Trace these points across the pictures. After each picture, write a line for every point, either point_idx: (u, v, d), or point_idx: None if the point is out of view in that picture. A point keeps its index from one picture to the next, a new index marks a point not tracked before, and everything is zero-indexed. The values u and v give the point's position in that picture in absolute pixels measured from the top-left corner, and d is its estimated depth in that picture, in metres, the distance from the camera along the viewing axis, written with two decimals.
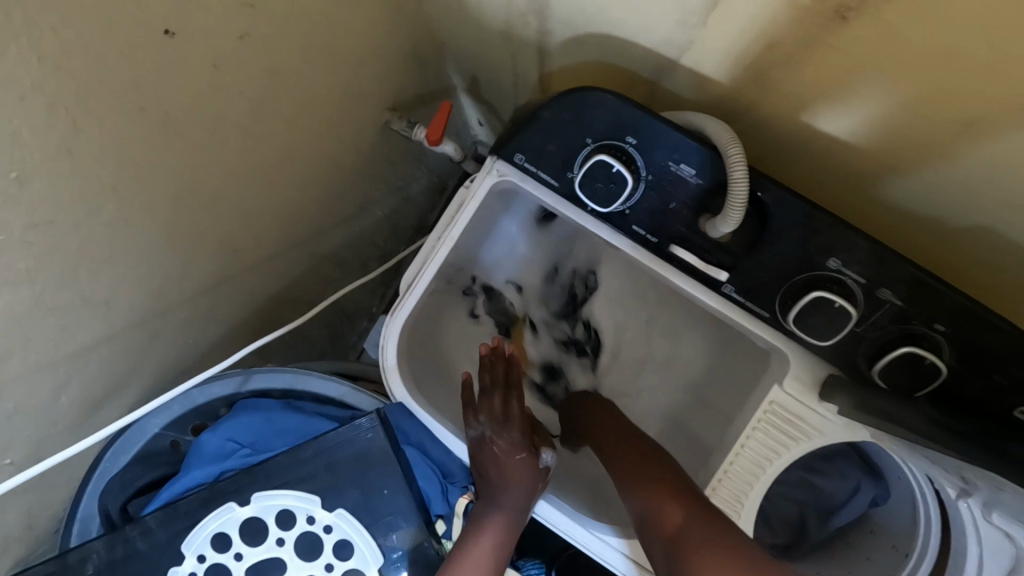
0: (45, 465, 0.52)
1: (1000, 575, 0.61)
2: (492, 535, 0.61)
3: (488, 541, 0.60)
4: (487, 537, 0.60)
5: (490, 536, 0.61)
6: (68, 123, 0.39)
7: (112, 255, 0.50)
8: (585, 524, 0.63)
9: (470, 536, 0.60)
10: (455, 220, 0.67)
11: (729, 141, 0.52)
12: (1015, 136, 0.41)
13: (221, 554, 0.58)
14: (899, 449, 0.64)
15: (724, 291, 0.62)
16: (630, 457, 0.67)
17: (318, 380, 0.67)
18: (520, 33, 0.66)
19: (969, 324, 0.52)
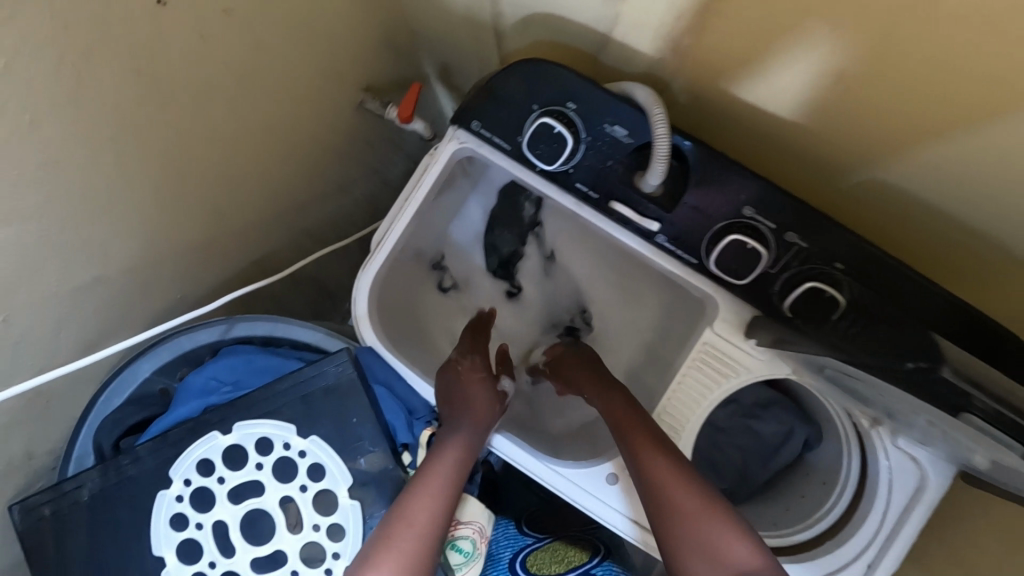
0: (43, 380, 0.59)
1: (908, 495, 0.70)
2: (455, 456, 0.67)
3: (449, 459, 0.66)
4: (449, 457, 0.66)
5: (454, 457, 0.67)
6: (73, 76, 0.46)
7: (110, 203, 0.56)
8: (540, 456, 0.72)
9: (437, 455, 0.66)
10: (421, 183, 0.74)
11: (653, 103, 0.60)
12: (875, 87, 0.49)
13: (205, 478, 0.64)
14: (818, 385, 0.71)
15: (656, 241, 0.69)
16: (610, 414, 0.73)
17: (296, 327, 0.74)
18: (479, 16, 0.74)
19: (860, 259, 0.61)
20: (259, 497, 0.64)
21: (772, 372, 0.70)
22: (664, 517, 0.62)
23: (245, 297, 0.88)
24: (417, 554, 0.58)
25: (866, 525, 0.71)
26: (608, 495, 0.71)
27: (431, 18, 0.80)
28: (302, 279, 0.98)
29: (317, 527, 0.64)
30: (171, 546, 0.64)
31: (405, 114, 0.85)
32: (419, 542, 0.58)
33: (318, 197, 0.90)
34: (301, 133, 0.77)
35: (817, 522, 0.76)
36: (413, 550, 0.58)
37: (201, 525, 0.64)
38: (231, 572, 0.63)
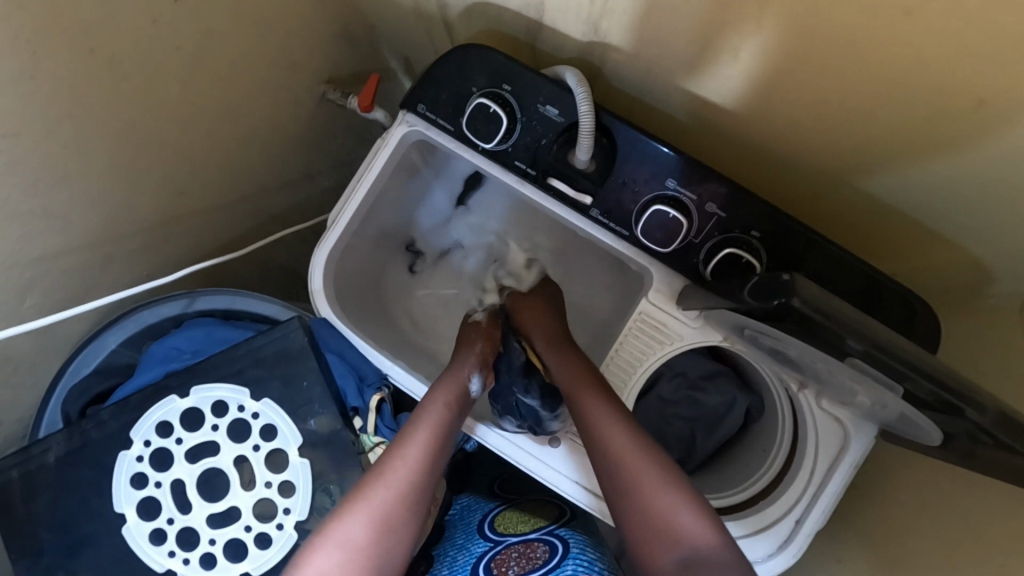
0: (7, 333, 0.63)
1: (833, 455, 0.73)
2: (441, 415, 0.72)
3: (437, 420, 0.71)
4: (436, 416, 0.71)
5: (439, 416, 0.72)
6: (29, 53, 0.50)
7: (69, 176, 0.61)
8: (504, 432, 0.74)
9: (422, 415, 0.71)
10: (373, 162, 0.78)
11: (579, 84, 0.66)
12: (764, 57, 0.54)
13: (164, 439, 0.70)
14: (750, 352, 0.75)
15: (591, 215, 0.74)
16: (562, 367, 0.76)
17: (254, 300, 0.81)
18: (428, 9, 0.78)
19: (773, 228, 0.68)
20: (214, 457, 0.70)
21: (704, 339, 0.74)
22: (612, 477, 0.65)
23: (213, 279, 0.93)
24: (393, 506, 0.64)
25: (794, 484, 0.74)
26: (552, 459, 0.73)
27: (384, 12, 0.84)
28: (273, 264, 1.03)
29: (270, 484, 0.70)
30: (130, 504, 0.68)
31: (365, 103, 0.85)
32: (397, 499, 0.64)
33: (281, 182, 0.94)
34: (259, 119, 0.81)
35: (753, 483, 0.79)
36: (389, 506, 0.63)
37: (159, 483, 0.69)
38: (187, 528, 0.68)
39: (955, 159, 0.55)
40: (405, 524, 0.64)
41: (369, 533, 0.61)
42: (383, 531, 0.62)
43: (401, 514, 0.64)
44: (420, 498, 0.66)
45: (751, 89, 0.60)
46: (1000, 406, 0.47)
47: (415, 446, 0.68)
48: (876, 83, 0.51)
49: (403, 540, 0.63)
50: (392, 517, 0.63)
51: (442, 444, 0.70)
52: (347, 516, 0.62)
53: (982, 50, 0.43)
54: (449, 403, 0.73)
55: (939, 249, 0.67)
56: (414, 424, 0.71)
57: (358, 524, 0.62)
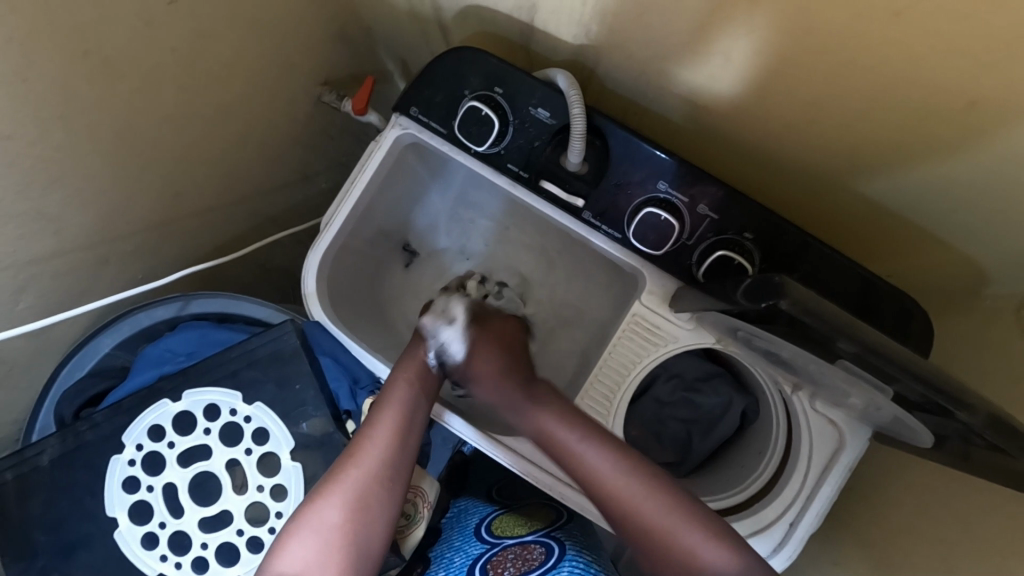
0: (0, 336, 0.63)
1: (828, 459, 0.73)
2: (405, 393, 0.72)
3: (402, 401, 0.71)
4: (399, 395, 0.71)
5: (402, 398, 0.72)
6: (22, 56, 0.50)
7: (63, 178, 0.61)
8: (489, 431, 0.73)
9: (387, 397, 0.72)
10: (366, 165, 0.78)
11: (571, 86, 0.66)
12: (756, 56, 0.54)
13: (156, 443, 0.70)
14: (744, 354, 0.74)
15: (584, 217, 0.74)
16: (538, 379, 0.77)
17: (247, 303, 0.80)
18: (422, 11, 0.78)
19: (766, 229, 0.68)
20: (207, 461, 0.70)
21: (698, 341, 0.74)
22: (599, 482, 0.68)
23: (208, 281, 0.93)
24: (365, 491, 0.66)
25: (788, 487, 0.74)
26: (541, 461, 0.73)
27: (379, 15, 0.84)
28: (268, 267, 1.03)
29: (261, 487, 0.70)
30: (123, 507, 0.68)
31: (359, 106, 0.85)
32: (367, 487, 0.66)
33: (277, 184, 0.94)
34: (255, 122, 0.81)
35: (748, 486, 0.79)
36: (359, 493, 0.66)
37: (151, 487, 0.69)
38: (179, 532, 0.68)
39: (947, 159, 0.55)
40: (379, 507, 0.66)
41: (343, 520, 0.65)
42: (356, 517, 0.65)
43: (374, 500, 0.66)
44: (391, 481, 0.68)
45: (744, 90, 0.60)
46: (990, 407, 0.46)
47: (380, 432, 0.70)
48: (868, 83, 0.51)
49: (377, 523, 0.66)
50: (365, 501, 0.66)
51: (408, 425, 0.71)
52: (321, 504, 0.65)
53: (974, 50, 0.43)
54: (413, 382, 0.73)
55: (934, 250, 0.66)
56: (381, 405, 0.71)
57: (332, 511, 0.65)
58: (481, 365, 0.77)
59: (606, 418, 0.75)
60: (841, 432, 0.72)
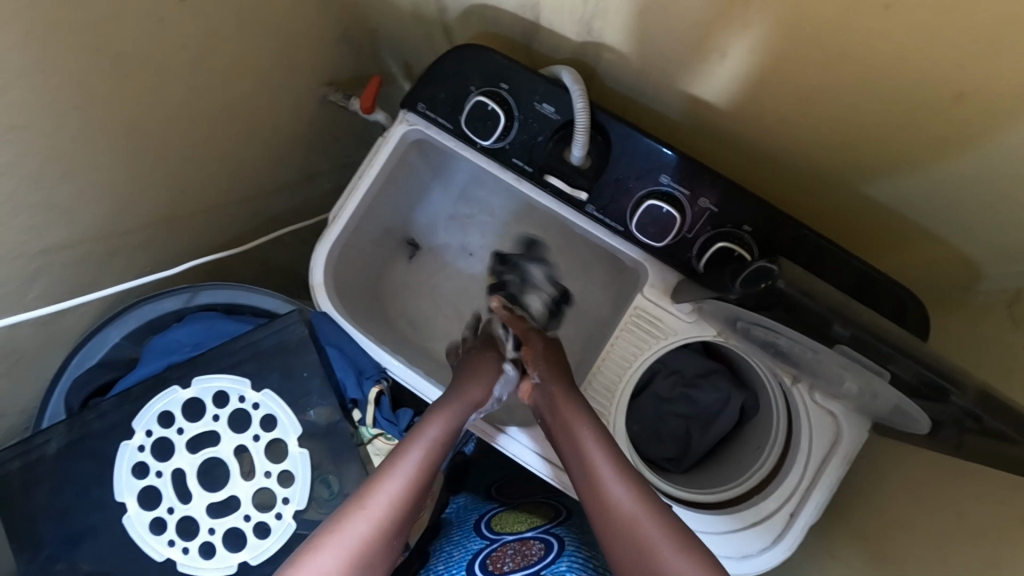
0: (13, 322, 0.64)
1: (827, 450, 0.74)
2: (433, 441, 0.66)
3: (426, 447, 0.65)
4: (427, 440, 0.65)
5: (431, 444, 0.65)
6: (41, 47, 0.52)
7: (76, 170, 0.63)
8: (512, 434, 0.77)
9: (412, 441, 0.65)
10: (374, 159, 0.80)
11: (575, 82, 0.68)
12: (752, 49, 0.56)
13: (166, 429, 0.71)
14: (744, 347, 0.76)
15: (586, 211, 0.75)
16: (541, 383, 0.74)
17: (254, 295, 0.82)
18: (427, 13, 0.80)
19: (765, 223, 0.70)
20: (214, 446, 0.71)
21: (698, 334, 0.76)
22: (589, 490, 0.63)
23: (213, 276, 0.94)
24: (370, 543, 0.57)
25: (789, 478, 0.75)
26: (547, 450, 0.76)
27: (384, 19, 0.87)
28: (272, 263, 1.04)
29: (269, 474, 0.71)
30: (132, 493, 0.69)
31: (366, 104, 0.87)
32: (373, 535, 0.57)
33: (283, 183, 0.96)
34: (262, 120, 0.83)
35: (748, 478, 0.80)
36: (363, 543, 0.56)
37: (160, 473, 0.70)
38: (187, 517, 0.69)
39: (937, 153, 0.57)
40: (381, 563, 0.57)
41: (343, 574, 0.54)
42: (358, 571, 0.55)
43: (381, 555, 0.57)
44: (401, 530, 0.59)
45: (740, 88, 0.62)
46: (982, 385, 0.48)
47: (400, 475, 0.62)
48: (860, 78, 0.53)
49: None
50: (371, 553, 0.56)
51: (429, 475, 0.64)
52: (316, 548, 0.55)
53: (963, 44, 0.45)
54: (445, 433, 0.67)
55: (930, 246, 0.69)
56: (402, 450, 0.64)
57: (333, 559, 0.55)
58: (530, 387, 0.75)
59: (608, 408, 0.77)
60: (836, 422, 0.73)
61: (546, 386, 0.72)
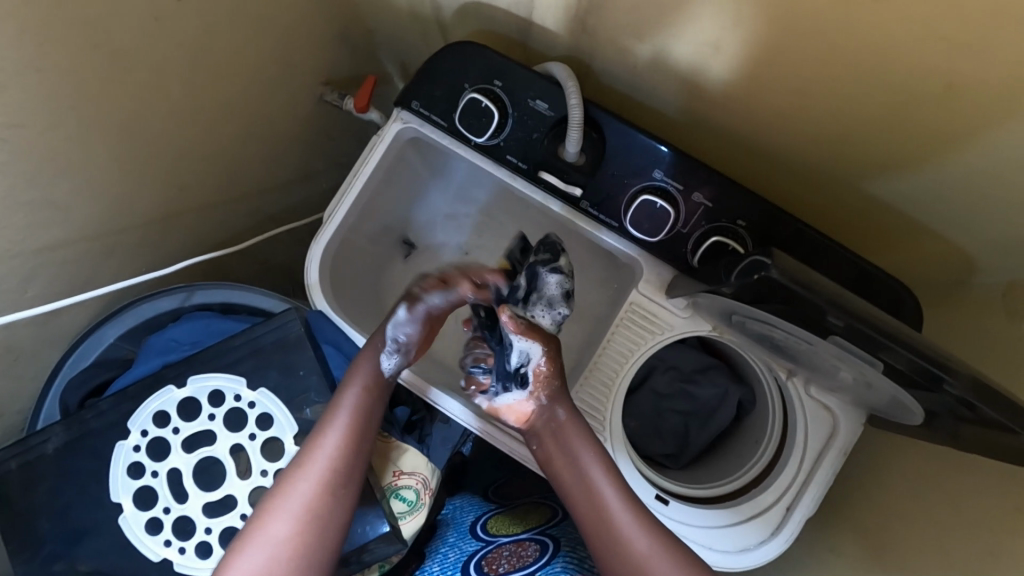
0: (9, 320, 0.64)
1: (823, 444, 0.74)
2: (355, 397, 0.71)
3: (352, 404, 0.70)
4: (351, 397, 0.71)
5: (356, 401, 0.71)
6: (38, 45, 0.52)
7: (73, 168, 0.63)
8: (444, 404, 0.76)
9: (338, 401, 0.70)
10: (368, 158, 0.80)
11: (568, 78, 0.69)
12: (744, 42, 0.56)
13: (161, 429, 0.71)
14: (740, 341, 0.76)
15: (581, 207, 0.75)
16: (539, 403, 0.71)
17: (250, 294, 0.82)
18: (423, 11, 0.80)
19: (759, 217, 0.70)
20: (210, 446, 0.71)
21: (694, 329, 0.76)
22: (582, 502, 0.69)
23: (210, 276, 0.94)
24: (313, 500, 0.66)
25: (786, 472, 0.75)
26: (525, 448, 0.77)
27: (381, 18, 0.87)
28: (269, 264, 1.04)
29: (265, 472, 0.70)
30: (127, 493, 0.69)
31: (361, 103, 0.87)
32: (315, 494, 0.66)
33: (279, 182, 0.96)
34: (258, 119, 0.83)
35: (746, 473, 0.80)
36: (308, 502, 0.65)
37: (156, 473, 0.70)
38: (183, 517, 0.69)
39: (929, 145, 0.57)
40: (331, 514, 0.66)
41: (297, 529, 0.64)
42: (308, 525, 0.65)
43: (326, 508, 0.66)
44: (345, 482, 0.68)
45: (734, 82, 0.62)
46: (975, 372, 0.48)
47: (332, 436, 0.68)
48: (853, 70, 0.53)
49: (328, 529, 0.66)
50: (313, 509, 0.65)
51: (360, 430, 0.70)
52: (271, 514, 0.65)
53: (952, 34, 0.45)
54: (368, 386, 0.72)
55: (926, 238, 0.69)
56: (331, 408, 0.70)
57: (283, 521, 0.65)
58: (531, 410, 0.71)
59: (605, 403, 0.76)
60: (832, 416, 0.73)
61: (555, 413, 0.71)
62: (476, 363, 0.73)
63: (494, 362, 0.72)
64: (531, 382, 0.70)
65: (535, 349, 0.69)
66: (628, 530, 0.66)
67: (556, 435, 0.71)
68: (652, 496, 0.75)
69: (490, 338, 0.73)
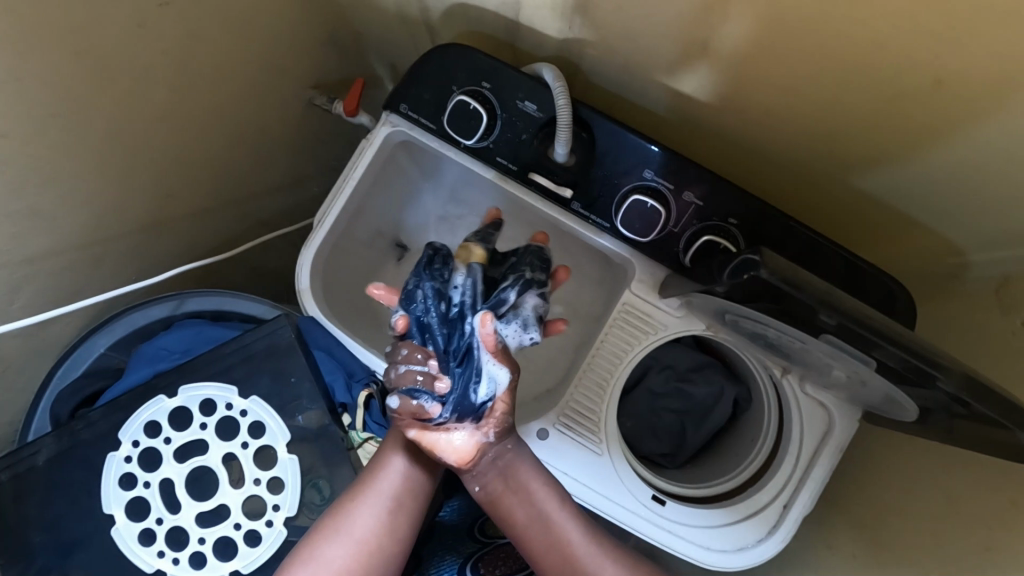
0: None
1: (819, 442, 0.74)
2: None
3: None
4: None
5: None
6: (18, 54, 0.51)
7: (57, 178, 0.62)
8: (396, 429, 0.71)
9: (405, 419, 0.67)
10: (358, 162, 0.79)
11: (557, 79, 0.68)
12: (733, 38, 0.56)
13: (153, 439, 0.70)
14: (733, 339, 0.76)
15: (572, 208, 0.75)
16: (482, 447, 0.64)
17: (242, 301, 0.82)
18: (410, 13, 0.80)
19: (750, 215, 0.70)
20: (203, 455, 0.70)
21: (687, 328, 0.76)
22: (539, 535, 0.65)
23: (201, 282, 0.94)
24: (374, 528, 0.62)
25: (782, 470, 0.75)
26: None
27: (369, 20, 0.87)
28: (261, 269, 1.04)
29: (258, 481, 0.70)
30: (120, 504, 0.68)
31: (350, 107, 0.86)
32: (378, 519, 0.63)
33: (269, 186, 0.95)
34: (246, 124, 0.83)
35: (742, 472, 0.79)
36: (370, 529, 0.62)
37: (148, 483, 0.69)
38: (176, 528, 0.68)
39: (919, 140, 0.57)
40: (393, 543, 0.63)
41: (353, 557, 0.61)
42: (365, 554, 0.61)
43: (387, 538, 0.63)
44: (407, 511, 0.65)
45: (723, 79, 0.62)
46: (965, 368, 0.48)
47: (399, 459, 0.65)
48: (841, 67, 0.53)
49: (386, 558, 0.63)
50: (374, 537, 0.62)
51: (430, 455, 0.67)
52: (327, 537, 0.62)
53: (939, 28, 0.45)
54: None
55: (917, 233, 0.68)
56: (398, 429, 0.67)
57: (339, 546, 0.61)
58: (476, 451, 0.62)
59: (600, 405, 0.76)
60: (828, 413, 0.73)
61: (502, 451, 0.64)
62: (414, 383, 0.58)
63: (449, 389, 0.59)
64: (484, 416, 0.61)
65: (506, 380, 0.60)
66: (595, 565, 0.65)
67: (503, 474, 0.65)
68: (649, 497, 0.74)
69: (441, 359, 0.59)
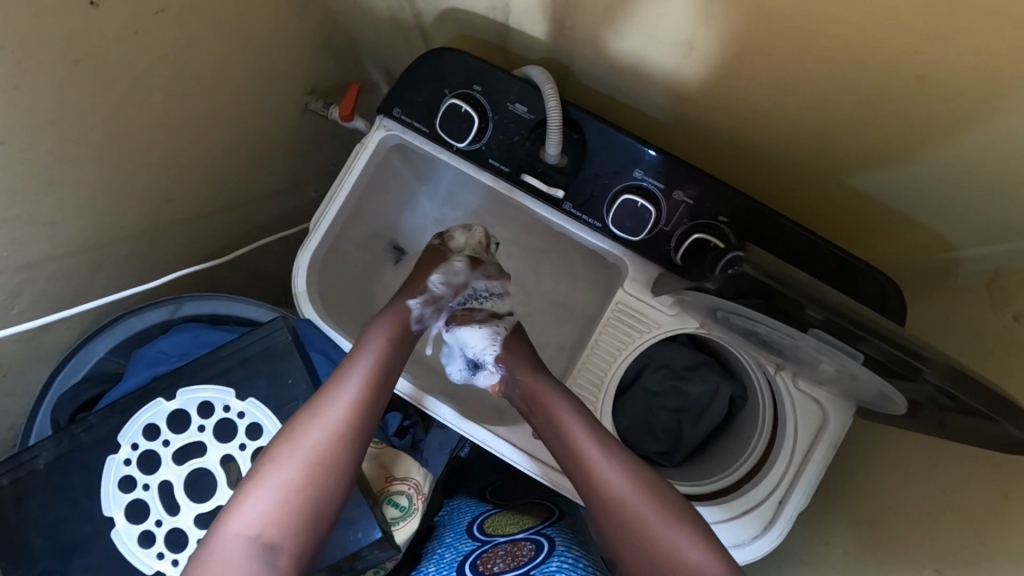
0: None
1: (814, 437, 0.74)
2: (372, 352, 0.73)
3: (370, 359, 0.73)
4: (368, 352, 0.73)
5: (375, 355, 0.74)
6: (16, 64, 0.52)
7: (55, 184, 0.63)
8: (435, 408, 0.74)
9: (354, 354, 0.73)
10: (352, 166, 0.80)
11: (546, 81, 0.69)
12: (717, 37, 0.57)
13: (151, 442, 0.71)
14: (729, 337, 0.76)
15: (564, 209, 0.76)
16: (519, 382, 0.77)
17: (239, 304, 0.83)
18: (403, 18, 0.81)
19: (740, 213, 0.70)
20: (202, 457, 0.71)
21: (681, 326, 0.76)
22: (571, 459, 0.70)
23: (199, 286, 0.95)
24: (325, 451, 0.67)
25: (777, 466, 0.75)
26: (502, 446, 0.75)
27: (363, 26, 0.88)
28: (259, 273, 1.05)
29: None
30: (119, 506, 0.69)
31: (345, 112, 0.87)
32: (328, 443, 0.67)
33: (267, 192, 0.96)
34: (243, 130, 0.84)
35: (738, 469, 0.80)
36: (319, 451, 0.67)
37: (147, 486, 0.70)
38: (175, 529, 0.69)
39: (904, 135, 0.58)
40: (342, 466, 0.68)
41: (305, 478, 0.66)
42: (316, 474, 0.66)
43: (338, 460, 0.67)
44: (356, 437, 0.69)
45: (710, 78, 0.63)
46: (950, 361, 0.48)
47: (348, 388, 0.71)
48: (824, 64, 0.54)
49: (337, 478, 0.67)
50: (323, 459, 0.67)
51: (375, 384, 0.72)
52: (281, 460, 0.66)
53: (918, 24, 0.46)
54: (385, 341, 0.75)
55: (907, 228, 0.69)
56: (348, 364, 0.72)
57: (291, 467, 0.66)
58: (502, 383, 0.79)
59: (594, 404, 0.77)
60: (821, 409, 0.73)
61: (524, 379, 0.77)
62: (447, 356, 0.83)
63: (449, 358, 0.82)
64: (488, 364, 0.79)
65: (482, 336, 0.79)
66: (617, 490, 0.68)
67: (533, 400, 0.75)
68: None
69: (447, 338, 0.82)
